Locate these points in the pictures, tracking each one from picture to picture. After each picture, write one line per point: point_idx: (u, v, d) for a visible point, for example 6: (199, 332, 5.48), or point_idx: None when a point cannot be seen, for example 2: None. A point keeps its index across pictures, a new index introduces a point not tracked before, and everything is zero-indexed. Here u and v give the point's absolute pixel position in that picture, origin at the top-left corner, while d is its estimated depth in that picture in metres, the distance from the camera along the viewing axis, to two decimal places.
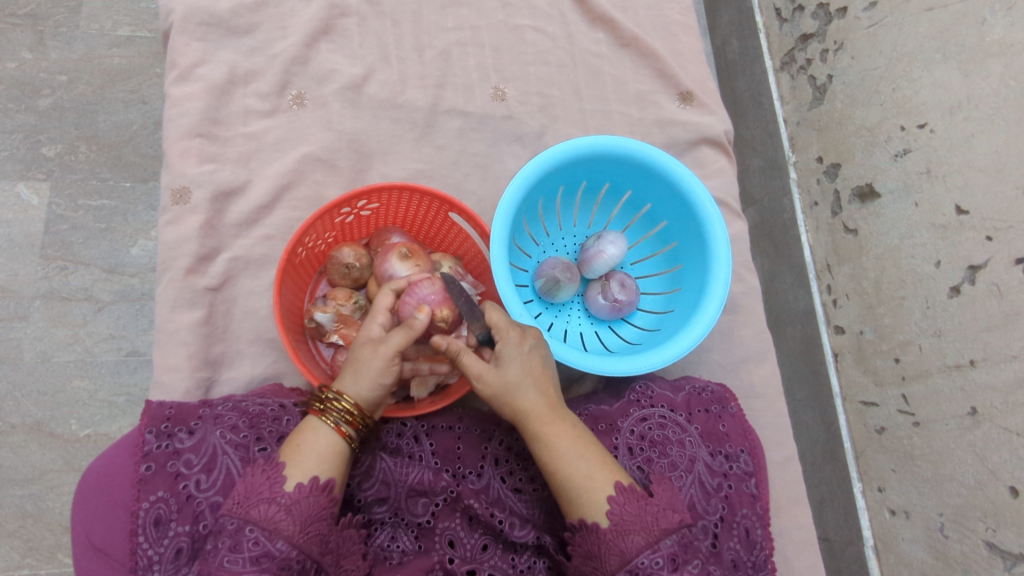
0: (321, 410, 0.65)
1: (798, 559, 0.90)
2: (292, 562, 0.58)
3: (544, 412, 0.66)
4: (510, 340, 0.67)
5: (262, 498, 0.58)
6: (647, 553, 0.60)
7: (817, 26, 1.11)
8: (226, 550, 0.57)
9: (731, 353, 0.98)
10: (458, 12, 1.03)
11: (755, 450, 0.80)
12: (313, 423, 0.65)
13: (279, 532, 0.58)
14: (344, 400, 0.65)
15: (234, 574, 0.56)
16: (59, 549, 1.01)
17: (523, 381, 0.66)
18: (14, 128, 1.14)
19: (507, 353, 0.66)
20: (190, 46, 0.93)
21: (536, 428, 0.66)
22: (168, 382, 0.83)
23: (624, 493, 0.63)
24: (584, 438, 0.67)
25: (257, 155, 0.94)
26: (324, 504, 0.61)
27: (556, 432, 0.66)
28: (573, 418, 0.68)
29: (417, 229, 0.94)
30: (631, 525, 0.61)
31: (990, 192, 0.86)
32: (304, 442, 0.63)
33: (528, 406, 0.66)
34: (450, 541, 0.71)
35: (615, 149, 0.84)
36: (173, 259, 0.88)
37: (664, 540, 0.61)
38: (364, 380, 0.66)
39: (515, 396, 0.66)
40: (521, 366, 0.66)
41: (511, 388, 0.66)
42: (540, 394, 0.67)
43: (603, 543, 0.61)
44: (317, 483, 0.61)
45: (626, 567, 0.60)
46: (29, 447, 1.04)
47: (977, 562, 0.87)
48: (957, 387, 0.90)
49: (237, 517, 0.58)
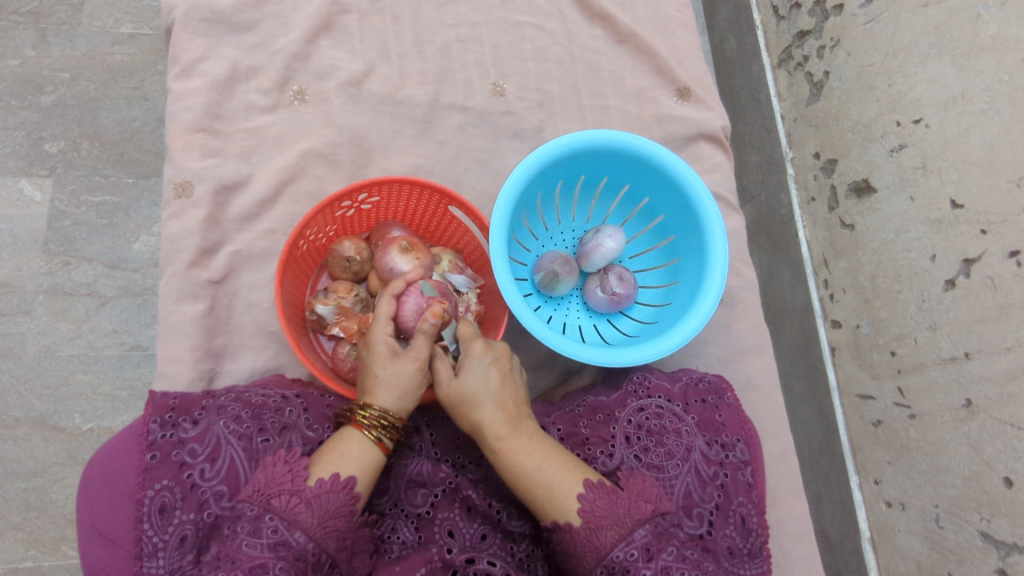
0: (363, 423, 0.66)
1: (795, 550, 0.91)
2: (308, 553, 0.58)
3: (501, 428, 0.67)
4: (471, 352, 0.69)
5: (284, 487, 0.60)
6: (622, 546, 0.61)
7: (814, 23, 1.12)
8: (245, 534, 0.58)
9: (729, 346, 0.99)
10: (458, 8, 1.04)
11: (750, 440, 0.81)
12: (356, 436, 0.66)
13: (298, 523, 0.58)
14: (384, 413, 0.67)
15: (251, 558, 0.56)
16: (63, 541, 1.02)
17: (481, 394, 0.67)
18: (16, 125, 1.15)
19: (469, 364, 0.68)
20: (192, 42, 0.94)
21: (496, 445, 0.67)
22: (171, 374, 0.84)
23: (594, 489, 0.64)
24: (541, 447, 0.67)
25: (259, 150, 0.95)
26: (344, 501, 0.61)
27: (513, 448, 0.66)
28: (530, 429, 0.68)
29: (417, 223, 0.95)
30: (603, 520, 0.62)
31: (984, 186, 0.87)
32: (336, 449, 0.65)
33: (484, 421, 0.67)
34: (449, 531, 0.70)
35: (613, 143, 0.85)
36: (176, 253, 0.88)
37: (637, 531, 0.61)
38: (400, 392, 0.68)
39: (472, 408, 0.68)
40: (481, 376, 0.68)
41: (470, 400, 0.68)
42: (496, 408, 0.68)
43: (579, 542, 0.62)
44: (338, 480, 0.62)
45: (603, 563, 0.61)
46: (32, 441, 1.04)
47: (972, 552, 0.88)
48: (952, 379, 0.91)
49: (258, 504, 0.59)
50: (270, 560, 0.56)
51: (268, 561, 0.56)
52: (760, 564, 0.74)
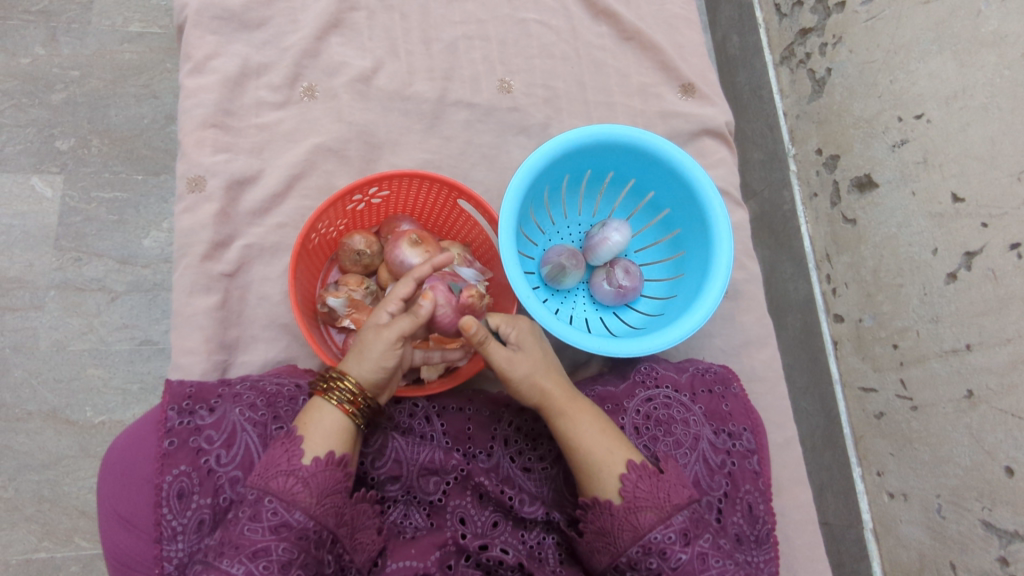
0: (326, 390, 0.67)
1: (798, 537, 0.92)
2: (309, 532, 0.60)
3: (566, 392, 0.71)
4: (524, 328, 0.73)
5: (281, 470, 0.61)
6: (660, 528, 0.62)
7: (816, 20, 1.14)
8: (246, 519, 0.59)
9: (733, 338, 1.00)
10: (465, 6, 1.06)
11: (757, 428, 0.82)
12: (318, 402, 0.67)
13: (296, 503, 0.60)
14: (347, 380, 0.67)
15: (253, 541, 0.58)
16: (75, 532, 1.04)
17: (543, 363, 0.71)
18: (28, 122, 1.16)
19: (524, 338, 0.72)
20: (204, 39, 0.96)
21: (560, 407, 0.70)
22: (186, 365, 0.86)
23: (637, 471, 0.65)
24: (599, 415, 0.71)
25: (270, 146, 0.96)
26: (339, 478, 0.63)
27: (577, 413, 0.70)
28: (588, 400, 0.72)
29: (426, 216, 0.96)
30: (643, 502, 0.64)
31: (985, 180, 0.88)
32: (311, 418, 0.66)
33: (552, 387, 0.70)
34: (461, 518, 0.72)
35: (618, 137, 0.86)
36: (189, 247, 0.90)
37: (676, 515, 0.63)
38: (370, 362, 0.68)
39: (541, 376, 0.70)
40: (539, 350, 0.72)
41: (538, 367, 0.71)
42: (557, 377, 0.72)
43: (617, 520, 0.64)
44: (332, 458, 0.63)
45: (639, 542, 0.63)
46: (45, 434, 1.06)
47: (974, 541, 0.89)
48: (954, 370, 0.92)
49: (258, 488, 0.61)
50: (272, 542, 0.58)
51: (271, 544, 0.58)
52: (767, 551, 0.75)
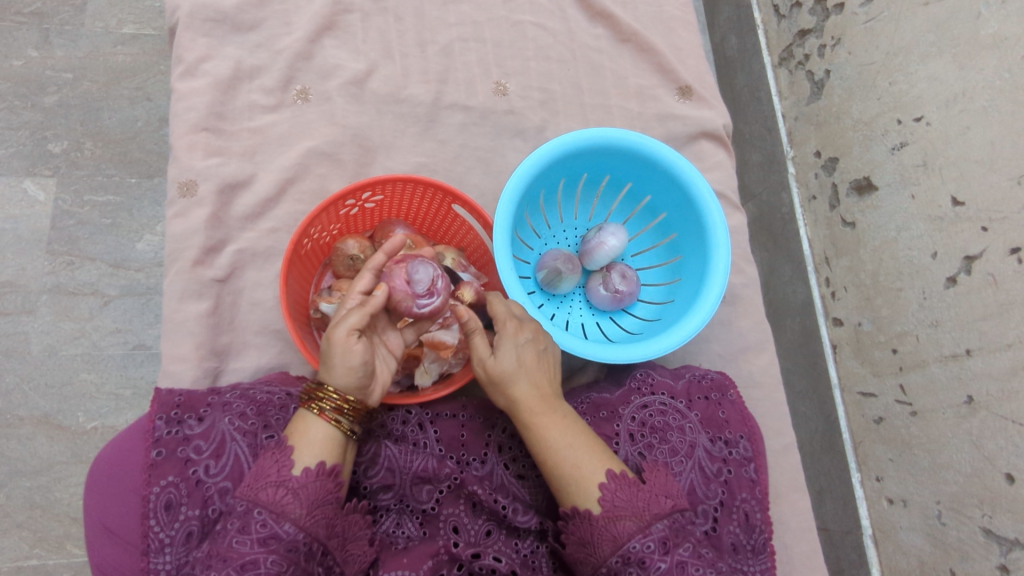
0: (310, 401, 0.65)
1: (796, 545, 0.91)
2: (299, 544, 0.59)
3: (535, 403, 0.68)
4: (507, 332, 0.69)
5: (270, 480, 0.60)
6: (639, 537, 0.62)
7: (814, 21, 1.13)
8: (234, 531, 0.58)
9: (730, 343, 0.99)
10: (460, 8, 1.05)
11: (754, 436, 0.81)
12: (301, 413, 0.65)
13: (286, 515, 0.59)
14: (328, 391, 0.65)
15: (242, 554, 0.57)
16: (67, 540, 1.03)
17: (518, 372, 0.68)
18: (21, 125, 1.15)
19: (506, 344, 0.69)
20: (196, 42, 0.95)
21: (529, 420, 0.68)
22: (176, 372, 0.85)
23: (616, 480, 0.64)
24: (573, 426, 0.68)
25: (263, 149, 0.95)
26: (330, 489, 0.62)
27: (546, 424, 0.67)
28: (564, 409, 0.69)
29: (420, 221, 0.95)
30: (622, 511, 0.63)
31: (986, 183, 0.87)
32: (299, 429, 0.64)
33: (520, 398, 0.68)
34: (454, 527, 0.71)
35: (615, 141, 0.86)
36: (180, 252, 0.89)
37: (655, 524, 0.63)
38: (338, 367, 0.65)
39: (509, 387, 0.68)
40: (516, 356, 0.69)
41: (505, 377, 0.68)
42: (531, 386, 0.69)
43: (596, 530, 0.63)
44: (323, 468, 0.62)
45: (619, 552, 0.62)
46: (36, 439, 1.05)
47: (974, 548, 0.89)
48: (953, 376, 0.91)
49: (246, 499, 0.59)
50: (261, 555, 0.57)
51: (259, 556, 0.57)
52: (764, 561, 0.74)
